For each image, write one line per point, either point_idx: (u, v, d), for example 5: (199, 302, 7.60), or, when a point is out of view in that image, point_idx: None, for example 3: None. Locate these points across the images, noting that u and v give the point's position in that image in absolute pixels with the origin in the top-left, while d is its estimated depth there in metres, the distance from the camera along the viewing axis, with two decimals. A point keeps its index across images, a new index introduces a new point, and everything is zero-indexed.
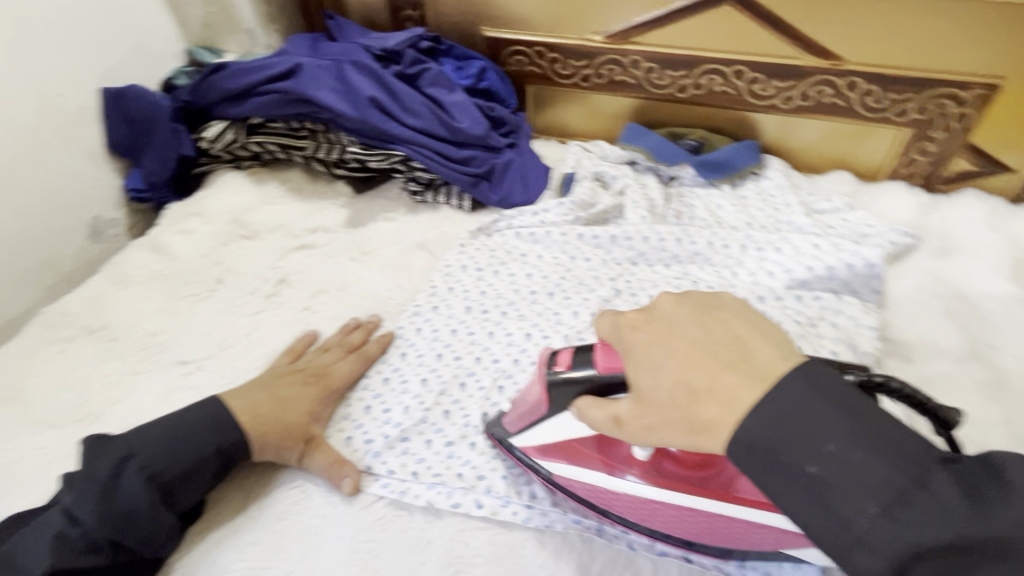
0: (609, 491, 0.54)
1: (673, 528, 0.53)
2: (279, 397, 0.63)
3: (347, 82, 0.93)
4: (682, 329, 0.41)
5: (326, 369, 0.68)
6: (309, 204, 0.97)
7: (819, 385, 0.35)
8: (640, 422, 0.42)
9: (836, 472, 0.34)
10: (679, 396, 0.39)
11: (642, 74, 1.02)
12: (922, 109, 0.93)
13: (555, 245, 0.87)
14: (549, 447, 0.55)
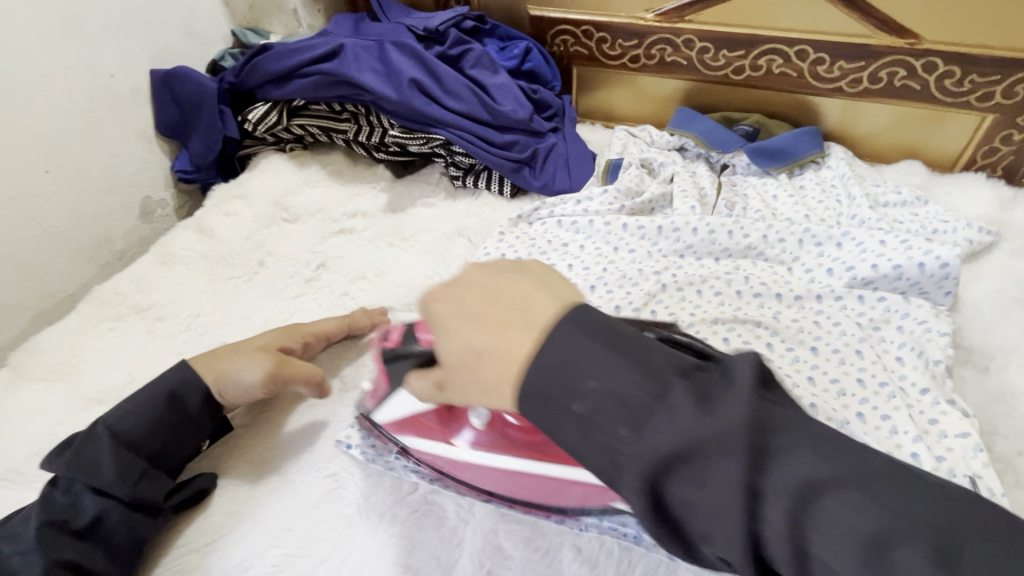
0: (451, 457, 0.57)
1: (535, 495, 0.55)
2: (246, 347, 0.65)
3: (388, 64, 0.91)
4: (457, 294, 0.42)
5: (298, 330, 0.69)
6: (349, 188, 0.96)
7: (587, 325, 0.36)
8: (455, 392, 0.43)
9: (610, 414, 0.34)
10: (468, 358, 0.40)
11: (696, 55, 0.96)
12: (1009, 94, 0.84)
13: (598, 235, 0.83)
14: (401, 421, 0.58)
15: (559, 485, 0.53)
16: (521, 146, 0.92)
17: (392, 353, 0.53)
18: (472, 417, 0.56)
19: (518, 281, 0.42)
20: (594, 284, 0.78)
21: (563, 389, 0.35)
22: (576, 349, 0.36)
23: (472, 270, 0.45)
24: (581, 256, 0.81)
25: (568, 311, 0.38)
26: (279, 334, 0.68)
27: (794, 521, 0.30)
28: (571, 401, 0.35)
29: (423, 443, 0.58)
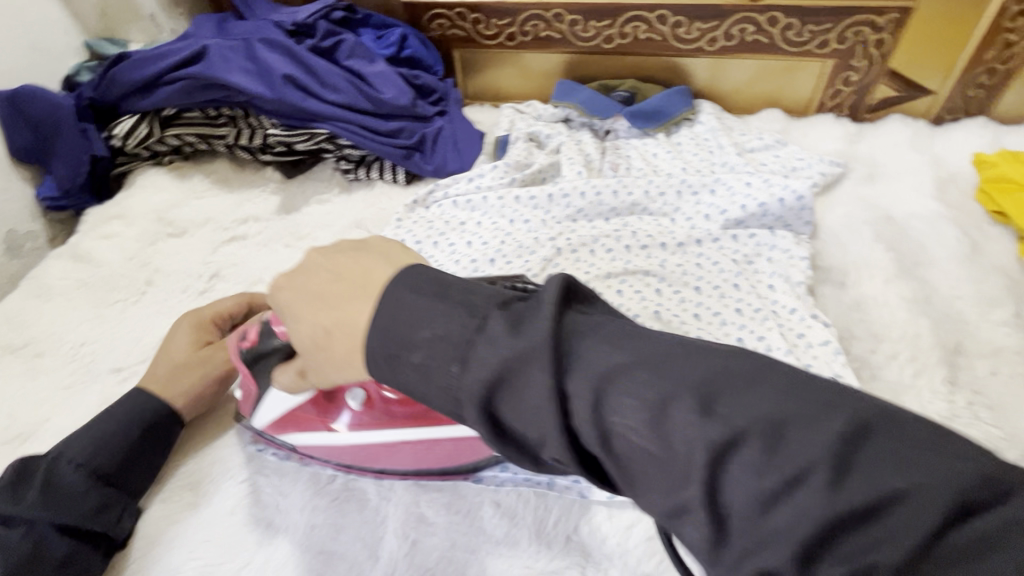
0: (339, 444, 0.58)
1: (419, 462, 0.57)
2: (178, 353, 0.64)
3: (258, 62, 0.88)
4: (300, 282, 0.42)
5: (208, 317, 0.68)
6: (238, 195, 0.93)
7: (415, 285, 0.36)
8: (312, 378, 0.43)
9: (735, 445, 0.26)
10: (319, 338, 0.40)
11: (567, 28, 1.00)
12: (841, 39, 0.94)
13: (493, 210, 0.86)
14: (280, 421, 0.58)
15: (435, 446, 0.56)
16: (408, 132, 0.92)
17: (251, 354, 0.54)
18: (347, 401, 0.57)
19: (347, 267, 0.41)
20: (494, 256, 0.80)
21: (482, 346, 0.33)
22: (690, 375, 0.29)
23: (313, 253, 0.44)
24: (478, 232, 0.83)
25: (402, 271, 0.37)
26: (191, 328, 0.66)
27: (609, 408, 0.29)
28: (487, 355, 0.33)
29: (309, 436, 0.58)
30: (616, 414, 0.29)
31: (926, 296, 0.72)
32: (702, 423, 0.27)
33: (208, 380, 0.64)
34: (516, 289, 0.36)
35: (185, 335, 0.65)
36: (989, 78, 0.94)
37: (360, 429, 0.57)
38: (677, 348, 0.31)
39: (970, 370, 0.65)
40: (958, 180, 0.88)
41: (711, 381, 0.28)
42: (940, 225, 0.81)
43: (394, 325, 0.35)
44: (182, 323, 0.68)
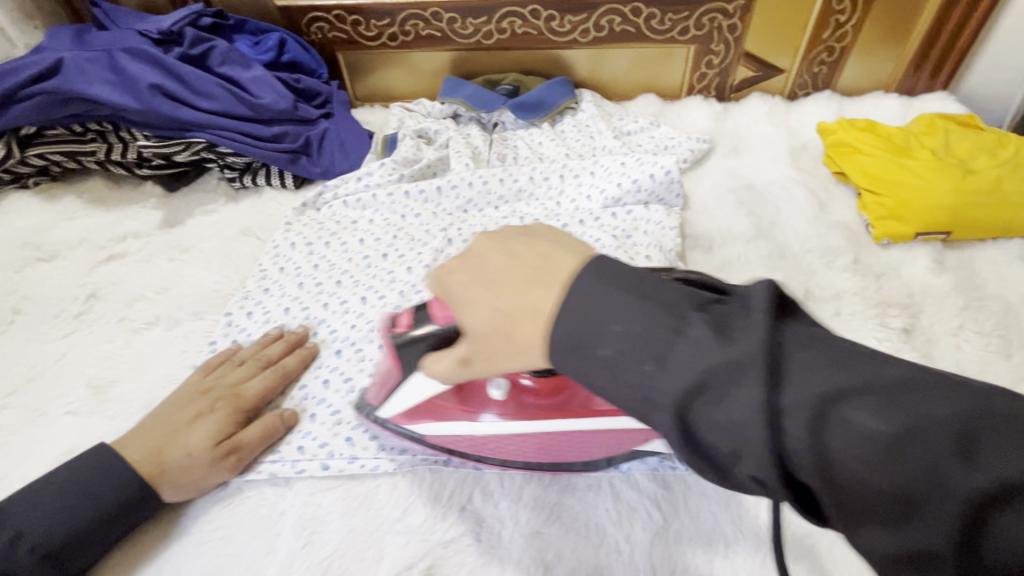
0: (477, 435, 0.56)
1: (583, 454, 0.56)
2: (195, 445, 0.56)
3: (122, 73, 0.85)
4: (473, 264, 0.40)
5: (238, 390, 0.62)
6: (115, 212, 0.89)
7: (604, 273, 0.34)
8: (480, 358, 0.41)
9: (868, 447, 0.25)
10: (500, 323, 0.37)
11: (446, 25, 1.02)
12: (699, 26, 1.01)
13: (384, 207, 0.87)
14: (415, 409, 0.56)
15: (573, 438, 0.56)
16: (292, 136, 0.92)
17: (404, 337, 0.51)
18: (490, 390, 0.55)
19: (507, 250, 0.40)
20: (386, 251, 0.81)
21: (592, 346, 0.32)
22: (816, 373, 0.27)
23: (484, 240, 0.42)
24: (370, 230, 0.84)
25: (587, 260, 0.36)
26: (226, 415, 0.59)
27: (810, 429, 0.26)
28: (600, 353, 0.32)
29: (444, 426, 0.56)
30: (736, 417, 0.28)
31: (781, 252, 0.80)
32: (829, 427, 0.26)
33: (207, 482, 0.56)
34: (635, 284, 0.33)
35: (219, 421, 0.58)
36: (828, 56, 1.05)
37: (506, 417, 0.56)
38: (803, 345, 0.29)
39: (818, 313, 0.73)
40: (809, 148, 0.97)
41: (842, 381, 0.27)
42: (793, 188, 0.89)
43: (573, 318, 0.33)
44: (188, 392, 0.61)
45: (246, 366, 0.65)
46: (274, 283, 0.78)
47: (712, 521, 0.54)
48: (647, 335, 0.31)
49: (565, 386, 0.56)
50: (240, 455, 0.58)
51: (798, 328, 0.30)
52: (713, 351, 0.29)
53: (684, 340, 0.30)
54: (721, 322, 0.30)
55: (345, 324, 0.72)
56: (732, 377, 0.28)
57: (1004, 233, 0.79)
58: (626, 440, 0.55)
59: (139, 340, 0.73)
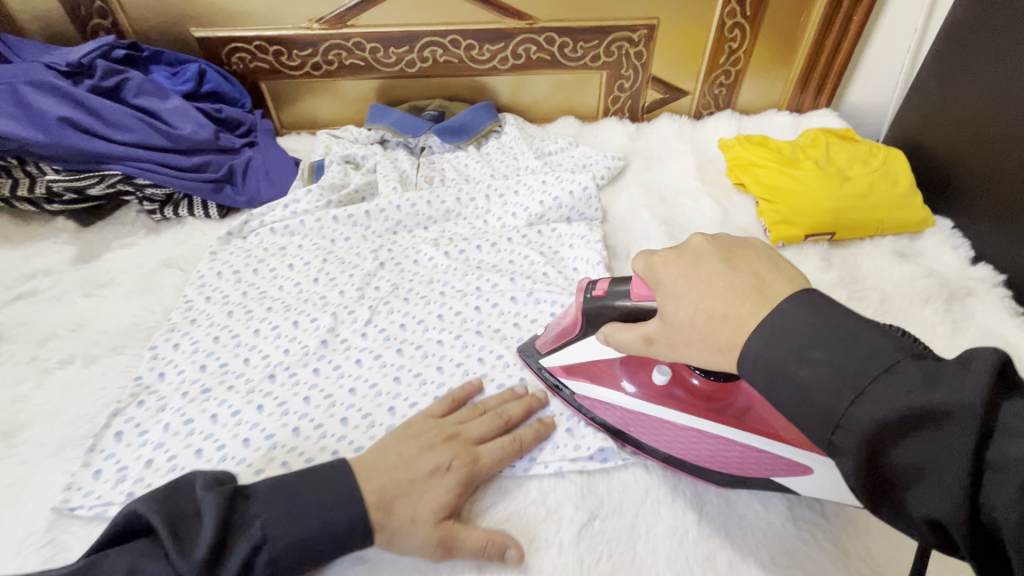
0: (619, 405, 0.62)
1: (709, 471, 0.58)
2: (424, 508, 0.52)
3: (28, 107, 0.82)
4: (691, 265, 0.47)
5: (476, 452, 0.57)
6: (23, 250, 0.85)
7: (811, 307, 0.39)
8: (667, 342, 0.48)
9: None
10: (698, 320, 0.44)
11: (369, 55, 1.05)
12: (609, 53, 1.09)
13: (312, 232, 0.87)
14: (574, 369, 0.64)
15: (719, 443, 0.56)
16: (214, 166, 0.92)
17: (594, 304, 0.57)
18: (653, 374, 0.61)
19: (726, 253, 0.47)
20: (318, 275, 0.82)
21: (793, 370, 0.37)
22: (1018, 437, 0.31)
23: (701, 239, 0.49)
24: (300, 254, 0.85)
25: (798, 293, 0.40)
26: (461, 482, 0.55)
27: (1013, 487, 0.30)
28: (799, 377, 0.37)
29: (598, 391, 0.63)
30: (928, 455, 0.33)
31: None
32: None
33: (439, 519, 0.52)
34: (837, 326, 0.37)
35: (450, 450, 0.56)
36: (726, 79, 1.15)
37: (648, 402, 0.60)
38: (1020, 415, 0.32)
39: None
40: (713, 162, 1.06)
41: None
42: (701, 199, 0.97)
43: (778, 346, 0.38)
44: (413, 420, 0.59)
45: (487, 418, 0.61)
46: (200, 313, 0.77)
47: (633, 508, 0.59)
48: (860, 375, 0.35)
49: (723, 395, 0.58)
50: (449, 550, 0.52)
51: (1015, 402, 0.32)
52: (925, 395, 0.33)
53: (894, 376, 0.34)
54: (931, 369, 0.34)
55: (278, 349, 0.72)
56: (936, 427, 0.33)
57: (878, 232, 0.89)
58: (755, 462, 0.55)
59: (52, 380, 0.70)
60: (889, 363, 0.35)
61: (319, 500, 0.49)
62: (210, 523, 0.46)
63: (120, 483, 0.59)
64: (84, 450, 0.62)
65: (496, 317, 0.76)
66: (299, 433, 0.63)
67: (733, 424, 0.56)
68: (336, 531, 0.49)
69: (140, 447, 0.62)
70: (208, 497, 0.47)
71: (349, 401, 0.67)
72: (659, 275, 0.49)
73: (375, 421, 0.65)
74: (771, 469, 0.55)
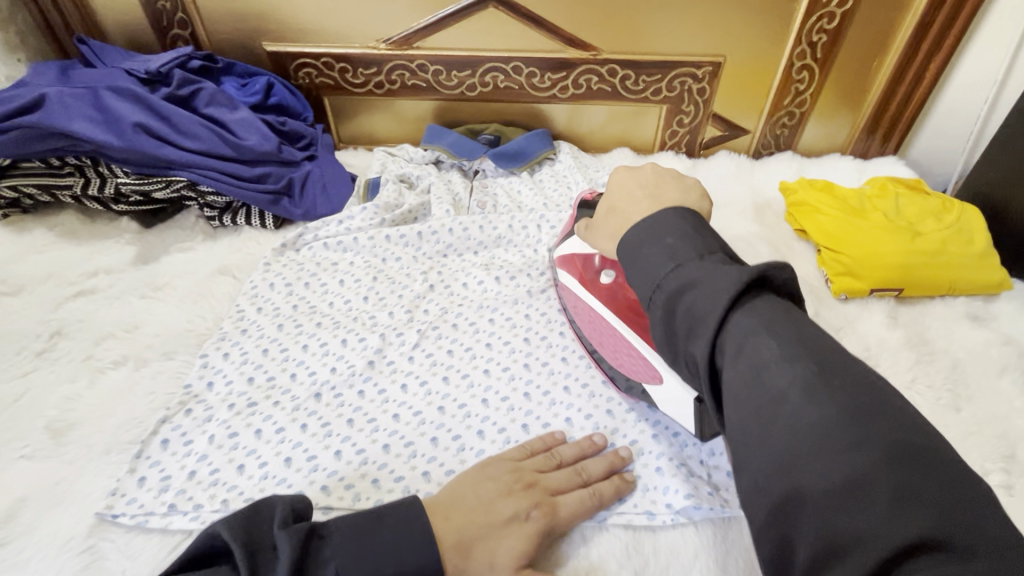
0: (579, 303, 0.72)
1: (600, 346, 0.70)
2: (501, 558, 0.50)
3: (107, 111, 0.85)
4: (626, 191, 0.61)
5: (555, 501, 0.55)
6: (87, 247, 0.88)
7: (722, 268, 0.42)
8: (628, 221, 0.57)
9: (774, 374, 0.38)
10: (605, 228, 0.64)
11: (431, 77, 1.06)
12: (671, 88, 1.08)
13: (364, 249, 0.88)
14: (568, 258, 0.75)
15: (627, 345, 0.65)
16: (274, 178, 0.93)
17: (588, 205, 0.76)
18: (604, 276, 0.70)
19: (657, 179, 0.61)
20: (367, 294, 0.82)
21: (698, 305, 0.42)
22: (792, 369, 0.37)
23: (649, 167, 0.63)
24: (350, 272, 0.85)
25: (680, 210, 0.49)
26: (539, 532, 0.52)
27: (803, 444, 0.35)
28: (699, 307, 0.42)
29: (575, 285, 0.73)
30: (751, 350, 0.39)
31: None
32: (825, 422, 0.35)
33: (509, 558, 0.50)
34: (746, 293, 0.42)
35: (533, 520, 0.52)
36: (789, 120, 1.12)
37: (592, 296, 0.70)
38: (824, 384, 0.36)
39: None
40: (772, 205, 1.03)
41: (835, 430, 0.34)
42: (758, 243, 0.94)
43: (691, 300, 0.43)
44: (501, 472, 0.57)
45: (563, 472, 0.59)
46: (251, 324, 0.77)
47: (682, 572, 0.55)
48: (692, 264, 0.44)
49: (643, 306, 0.66)
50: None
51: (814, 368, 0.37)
52: (729, 277, 0.41)
53: (738, 302, 0.41)
54: (821, 373, 0.37)
55: (325, 367, 0.72)
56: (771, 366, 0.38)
57: (950, 292, 0.85)
58: (635, 363, 0.64)
59: (104, 380, 0.71)
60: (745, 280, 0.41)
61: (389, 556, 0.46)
62: (287, 559, 0.43)
63: (162, 493, 0.59)
64: (131, 456, 0.63)
65: (543, 350, 0.75)
66: (341, 458, 0.62)
67: (635, 325, 0.65)
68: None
69: (185, 457, 0.63)
70: (283, 534, 0.45)
71: (392, 429, 0.66)
72: (610, 186, 0.64)
73: (418, 451, 0.63)
74: (641, 367, 0.64)
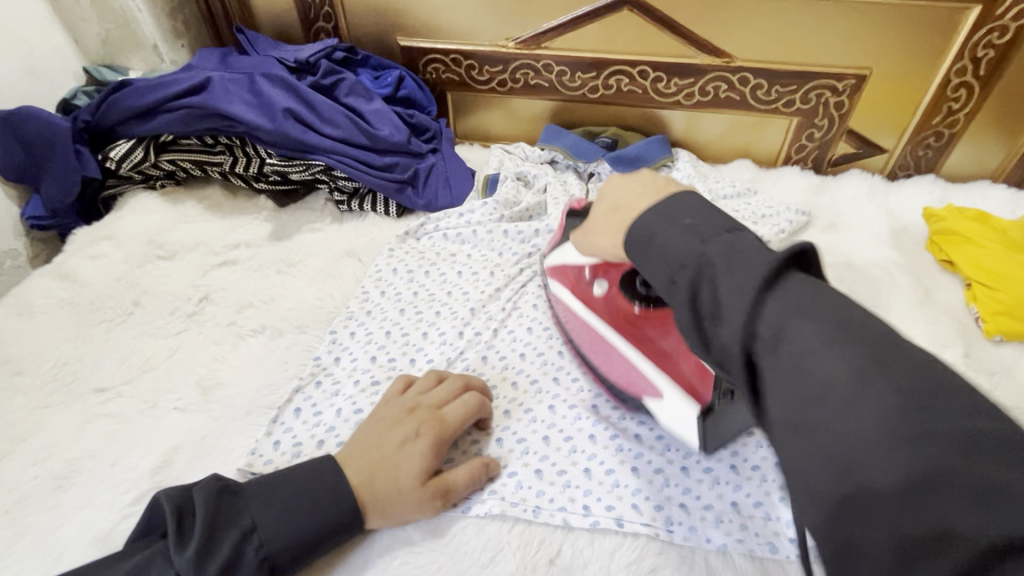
0: (569, 311, 0.71)
1: (592, 355, 0.68)
2: (405, 475, 0.56)
3: (261, 95, 0.92)
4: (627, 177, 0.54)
5: (441, 415, 0.60)
6: (229, 220, 0.94)
7: (706, 214, 0.42)
8: (586, 237, 0.58)
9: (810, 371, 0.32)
10: (611, 217, 0.53)
11: (555, 77, 1.06)
12: (806, 99, 1.02)
13: (482, 243, 0.89)
14: (558, 269, 0.73)
15: (613, 353, 0.66)
16: (401, 168, 0.97)
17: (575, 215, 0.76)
18: (597, 285, 0.70)
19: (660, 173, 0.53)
20: (483, 286, 0.83)
21: (660, 240, 0.42)
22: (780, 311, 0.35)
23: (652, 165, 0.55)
24: (468, 264, 0.87)
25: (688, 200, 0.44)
26: (433, 445, 0.58)
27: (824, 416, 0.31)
28: (663, 245, 0.42)
29: (567, 294, 0.71)
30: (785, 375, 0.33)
31: None
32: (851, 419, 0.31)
33: (414, 475, 0.56)
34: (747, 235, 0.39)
35: (429, 448, 0.57)
36: (935, 140, 1.03)
37: (588, 305, 0.69)
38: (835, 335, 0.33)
39: None
40: (911, 232, 0.96)
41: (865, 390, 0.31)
42: (895, 272, 0.88)
43: (682, 230, 0.41)
44: (393, 411, 0.60)
45: (449, 387, 0.64)
46: (375, 305, 0.81)
47: None
48: (721, 248, 0.39)
49: (650, 322, 0.66)
50: (447, 497, 0.57)
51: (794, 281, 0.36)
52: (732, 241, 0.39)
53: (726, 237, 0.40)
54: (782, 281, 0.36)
55: (443, 354, 0.74)
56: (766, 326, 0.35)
57: None
58: (636, 377, 0.63)
59: (245, 346, 0.76)
60: (729, 229, 0.41)
61: (300, 504, 0.52)
62: (202, 510, 0.50)
63: (295, 458, 0.63)
64: (268, 420, 0.67)
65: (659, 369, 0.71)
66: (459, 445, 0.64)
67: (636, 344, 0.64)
68: (327, 515, 0.52)
69: (314, 427, 0.66)
70: (200, 489, 0.51)
71: (505, 423, 0.67)
72: (607, 186, 0.56)
73: (530, 449, 0.64)
74: (645, 388, 0.62)
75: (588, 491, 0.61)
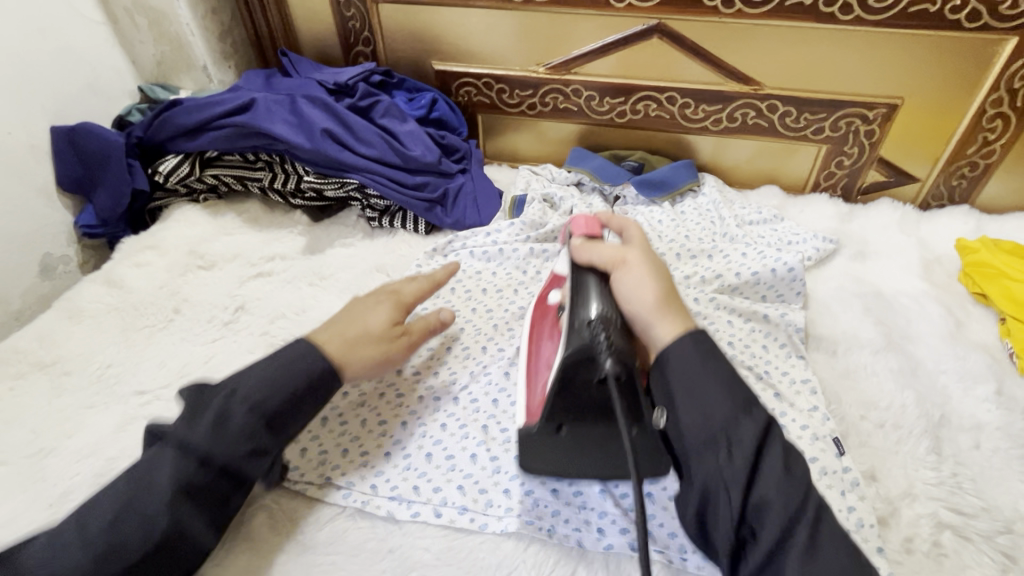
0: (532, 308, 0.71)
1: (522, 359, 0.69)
2: (372, 324, 0.66)
3: (300, 115, 0.97)
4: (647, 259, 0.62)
5: (399, 291, 0.72)
6: (266, 233, 0.99)
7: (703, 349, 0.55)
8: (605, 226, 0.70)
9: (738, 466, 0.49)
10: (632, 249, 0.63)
11: (584, 102, 1.09)
12: (835, 128, 1.02)
13: (506, 262, 0.91)
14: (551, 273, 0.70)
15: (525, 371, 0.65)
16: (431, 187, 1.00)
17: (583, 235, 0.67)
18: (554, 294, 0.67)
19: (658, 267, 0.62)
20: (506, 304, 0.85)
21: (684, 350, 0.55)
22: (727, 419, 0.51)
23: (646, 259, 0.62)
24: (492, 281, 0.89)
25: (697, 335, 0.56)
26: (394, 303, 0.70)
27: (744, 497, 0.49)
28: (681, 352, 0.55)
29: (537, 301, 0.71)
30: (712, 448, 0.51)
31: (913, 369, 0.77)
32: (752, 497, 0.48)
33: (381, 322, 0.67)
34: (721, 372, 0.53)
35: (388, 307, 0.69)
36: (970, 171, 1.02)
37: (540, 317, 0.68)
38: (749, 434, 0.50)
39: (954, 442, 0.69)
40: (943, 263, 0.94)
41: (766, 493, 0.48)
42: (925, 302, 0.86)
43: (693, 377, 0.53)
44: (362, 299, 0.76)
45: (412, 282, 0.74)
46: None
47: None
48: (714, 366, 0.54)
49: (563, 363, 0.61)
50: (410, 337, 0.69)
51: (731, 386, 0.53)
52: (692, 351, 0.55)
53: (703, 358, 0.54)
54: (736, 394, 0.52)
55: (466, 369, 0.75)
56: (749, 469, 0.49)
57: None
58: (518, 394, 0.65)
59: None
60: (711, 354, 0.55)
61: (262, 364, 0.59)
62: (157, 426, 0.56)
63: (322, 465, 0.66)
64: None
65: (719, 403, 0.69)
66: (476, 462, 0.66)
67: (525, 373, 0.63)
68: (293, 366, 0.59)
69: (340, 437, 0.68)
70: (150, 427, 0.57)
71: None
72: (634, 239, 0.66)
73: None
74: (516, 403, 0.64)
75: (603, 514, 0.61)
